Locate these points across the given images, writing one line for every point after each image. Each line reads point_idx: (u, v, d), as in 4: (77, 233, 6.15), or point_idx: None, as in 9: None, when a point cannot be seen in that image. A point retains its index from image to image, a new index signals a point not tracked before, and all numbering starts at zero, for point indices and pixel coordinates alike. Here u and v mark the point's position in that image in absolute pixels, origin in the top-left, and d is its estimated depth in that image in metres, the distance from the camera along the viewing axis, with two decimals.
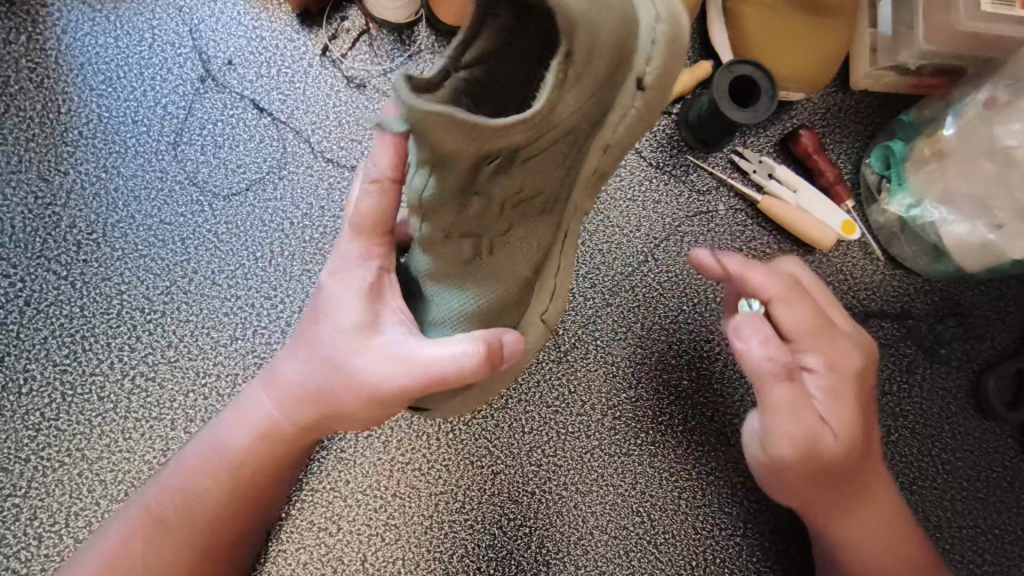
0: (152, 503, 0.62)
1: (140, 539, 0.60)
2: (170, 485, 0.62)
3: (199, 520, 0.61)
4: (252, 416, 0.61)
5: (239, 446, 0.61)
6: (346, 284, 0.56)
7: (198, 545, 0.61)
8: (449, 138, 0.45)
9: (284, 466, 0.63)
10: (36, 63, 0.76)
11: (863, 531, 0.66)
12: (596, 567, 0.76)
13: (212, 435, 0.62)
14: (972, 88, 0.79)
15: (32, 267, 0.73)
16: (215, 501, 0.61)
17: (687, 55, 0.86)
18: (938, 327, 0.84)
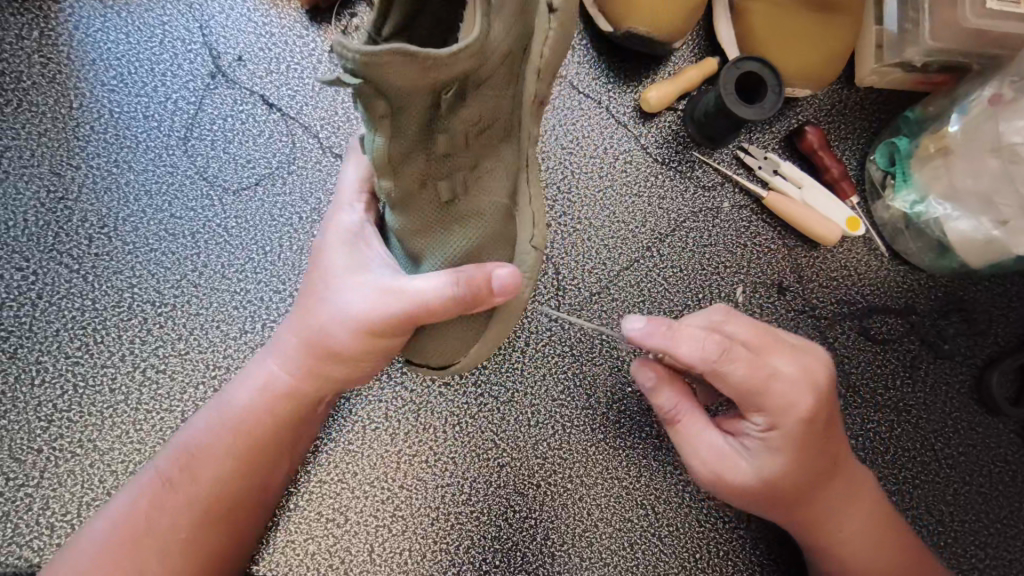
0: (161, 465, 0.63)
1: (148, 500, 0.61)
2: (178, 446, 0.64)
3: (205, 478, 0.62)
4: (257, 380, 0.64)
5: (244, 404, 0.64)
6: (338, 239, 0.64)
7: (204, 507, 0.62)
8: (403, 76, 0.47)
9: (289, 426, 0.65)
10: (48, 59, 0.77)
11: (854, 525, 0.67)
12: (600, 558, 0.77)
13: (220, 400, 0.65)
14: (978, 85, 0.79)
15: (45, 260, 0.74)
16: (220, 459, 0.63)
17: (693, 52, 0.87)
18: (942, 322, 0.84)
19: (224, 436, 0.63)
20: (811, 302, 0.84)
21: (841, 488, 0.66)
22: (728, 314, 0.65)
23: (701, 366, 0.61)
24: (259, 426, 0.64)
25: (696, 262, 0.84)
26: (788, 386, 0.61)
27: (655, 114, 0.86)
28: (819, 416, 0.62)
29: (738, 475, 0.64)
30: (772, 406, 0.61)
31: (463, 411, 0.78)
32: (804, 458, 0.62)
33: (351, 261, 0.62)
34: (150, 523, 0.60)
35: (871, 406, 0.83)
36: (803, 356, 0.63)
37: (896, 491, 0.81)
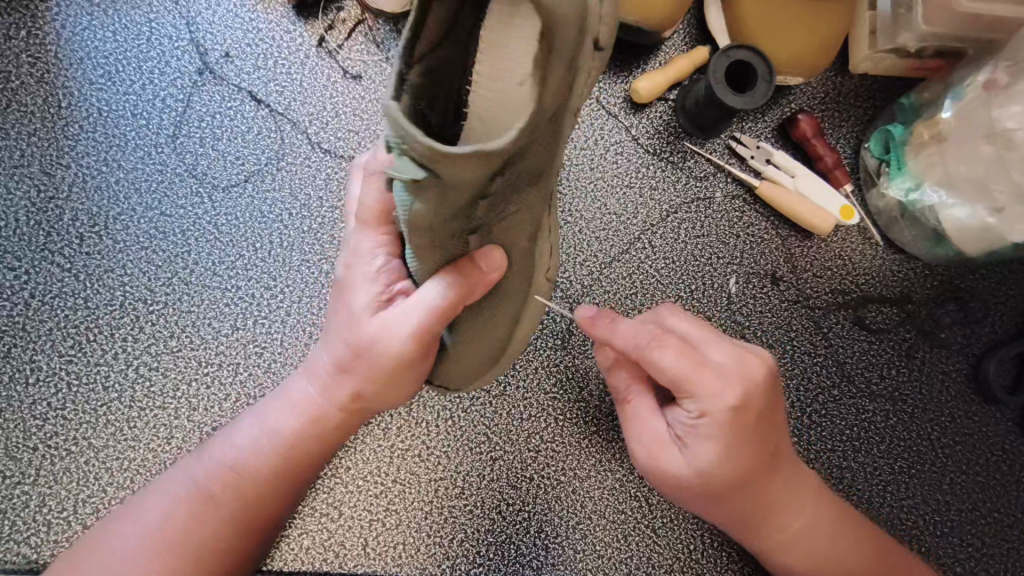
0: (199, 478, 0.63)
1: (185, 513, 0.61)
2: (215, 459, 0.63)
3: (243, 494, 0.63)
4: (291, 399, 0.65)
5: (287, 425, 0.64)
6: (362, 264, 0.63)
7: (241, 518, 0.62)
8: (461, 171, 0.45)
9: (322, 451, 0.66)
10: (36, 58, 0.77)
11: (804, 524, 0.67)
12: (594, 551, 0.77)
13: (259, 415, 0.65)
14: (973, 70, 0.78)
15: (37, 260, 0.74)
16: (263, 478, 0.63)
17: (684, 41, 0.86)
18: (938, 311, 0.84)
19: (267, 456, 0.63)
20: (805, 292, 0.84)
21: (780, 485, 0.65)
22: (673, 320, 0.65)
23: (634, 353, 0.62)
24: (303, 447, 0.64)
25: (689, 253, 0.84)
26: (710, 385, 0.59)
27: (647, 104, 0.85)
28: (750, 407, 0.60)
29: (688, 473, 0.62)
30: (700, 410, 0.60)
31: (456, 406, 0.78)
32: (754, 455, 0.61)
33: (371, 295, 0.62)
34: (189, 532, 0.60)
35: (866, 396, 0.83)
36: (744, 352, 0.62)
37: (891, 481, 0.81)
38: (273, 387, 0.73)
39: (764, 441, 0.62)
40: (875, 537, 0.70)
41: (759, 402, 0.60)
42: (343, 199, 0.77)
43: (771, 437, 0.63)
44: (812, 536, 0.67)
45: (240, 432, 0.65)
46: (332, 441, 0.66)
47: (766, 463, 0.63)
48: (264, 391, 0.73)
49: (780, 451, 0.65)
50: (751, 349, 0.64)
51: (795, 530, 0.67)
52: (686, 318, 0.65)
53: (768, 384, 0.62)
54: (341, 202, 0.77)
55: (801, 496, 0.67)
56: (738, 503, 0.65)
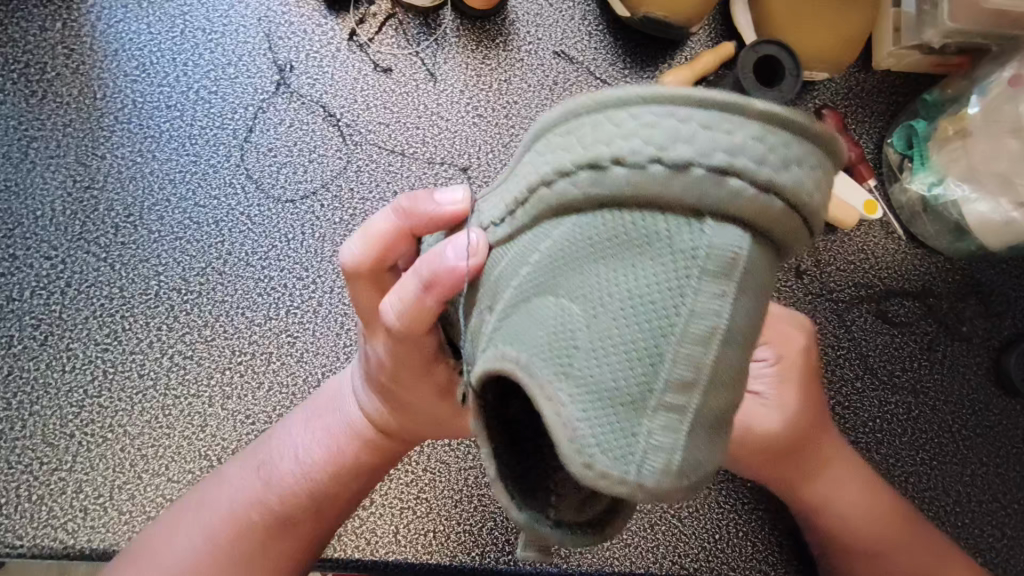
0: (268, 496, 0.61)
1: (263, 527, 0.60)
2: (279, 471, 0.62)
3: (317, 510, 0.62)
4: (348, 420, 0.64)
5: (350, 445, 0.63)
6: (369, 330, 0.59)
7: (314, 530, 0.62)
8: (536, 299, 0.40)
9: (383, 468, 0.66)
10: (72, 50, 0.78)
11: (861, 506, 0.69)
12: (621, 540, 0.78)
13: (319, 433, 0.64)
14: (996, 66, 0.79)
15: (73, 249, 0.75)
16: (333, 496, 0.63)
17: (710, 36, 0.87)
18: (959, 305, 0.85)
19: (327, 470, 0.63)
20: (829, 286, 0.85)
21: (839, 456, 0.69)
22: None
23: None
24: (362, 462, 0.64)
25: None
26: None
27: None
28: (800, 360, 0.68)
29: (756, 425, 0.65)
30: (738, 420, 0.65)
31: None
32: (810, 408, 0.67)
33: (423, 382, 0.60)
34: (266, 548, 0.60)
35: (889, 388, 0.83)
36: (782, 342, 0.68)
37: (914, 473, 0.82)
38: (306, 375, 0.74)
39: (799, 425, 0.66)
40: (934, 536, 0.70)
41: (777, 404, 0.66)
42: (374, 190, 0.78)
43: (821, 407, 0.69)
44: (842, 508, 0.69)
45: (301, 441, 0.64)
46: (391, 457, 0.66)
47: (822, 429, 0.68)
48: (298, 379, 0.74)
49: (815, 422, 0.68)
50: (794, 339, 0.69)
51: (829, 501, 0.69)
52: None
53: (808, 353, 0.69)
54: (372, 193, 0.78)
55: (835, 468, 0.69)
56: (769, 470, 0.68)
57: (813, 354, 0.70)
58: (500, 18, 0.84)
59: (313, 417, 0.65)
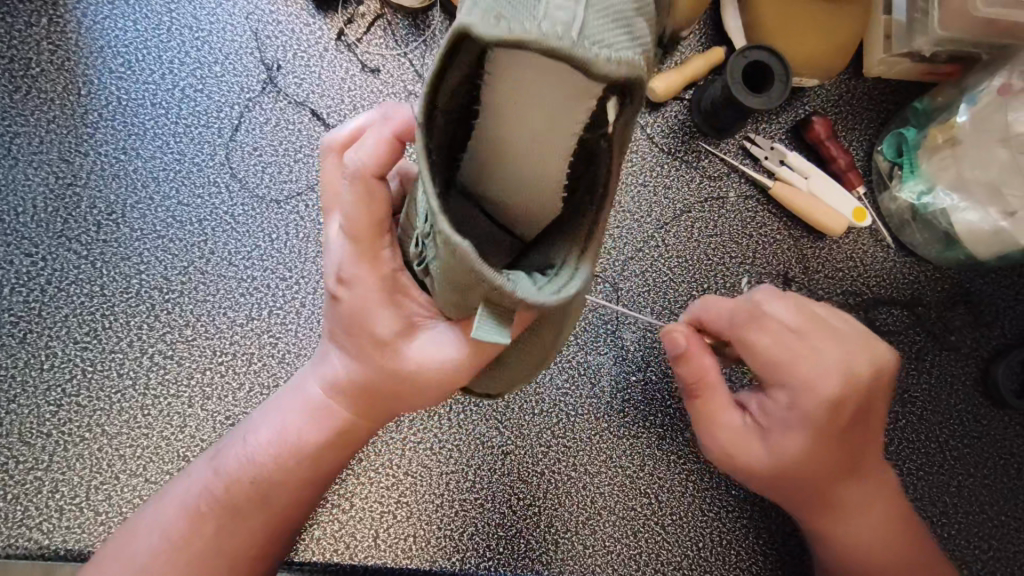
0: (218, 489, 0.61)
1: (214, 523, 0.60)
2: (229, 468, 0.61)
3: (273, 503, 0.62)
4: (306, 405, 0.62)
5: (307, 433, 0.61)
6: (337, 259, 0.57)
7: (272, 524, 0.62)
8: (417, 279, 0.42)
9: (347, 453, 0.65)
10: (57, 46, 0.77)
11: (859, 529, 0.68)
12: (604, 546, 0.77)
13: (275, 424, 0.62)
14: (986, 75, 0.79)
15: (54, 246, 0.74)
16: (288, 489, 0.62)
17: (701, 41, 0.87)
18: (948, 314, 0.84)
19: (284, 464, 0.61)
20: (817, 293, 0.84)
21: (856, 484, 0.67)
22: (747, 323, 0.65)
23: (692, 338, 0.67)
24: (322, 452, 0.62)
25: (701, 252, 0.84)
26: (717, 405, 0.66)
27: (662, 103, 0.86)
28: (845, 397, 0.62)
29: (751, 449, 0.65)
30: (714, 447, 0.67)
31: (468, 399, 0.79)
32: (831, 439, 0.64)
33: (393, 317, 0.56)
34: (221, 542, 0.60)
35: None
36: (818, 365, 0.62)
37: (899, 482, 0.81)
38: (287, 376, 0.73)
39: (806, 453, 0.64)
40: (917, 540, 0.69)
41: (775, 439, 0.64)
42: None
43: (847, 439, 0.64)
44: (851, 530, 0.68)
45: (257, 433, 0.62)
46: (356, 440, 0.64)
47: (842, 458, 0.65)
48: (278, 381, 0.73)
49: (835, 452, 0.64)
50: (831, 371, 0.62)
51: (845, 521, 0.68)
52: (771, 322, 0.64)
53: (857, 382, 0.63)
54: None
55: (847, 485, 0.66)
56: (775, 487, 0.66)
57: (857, 390, 0.63)
58: None
59: (275, 405, 0.64)
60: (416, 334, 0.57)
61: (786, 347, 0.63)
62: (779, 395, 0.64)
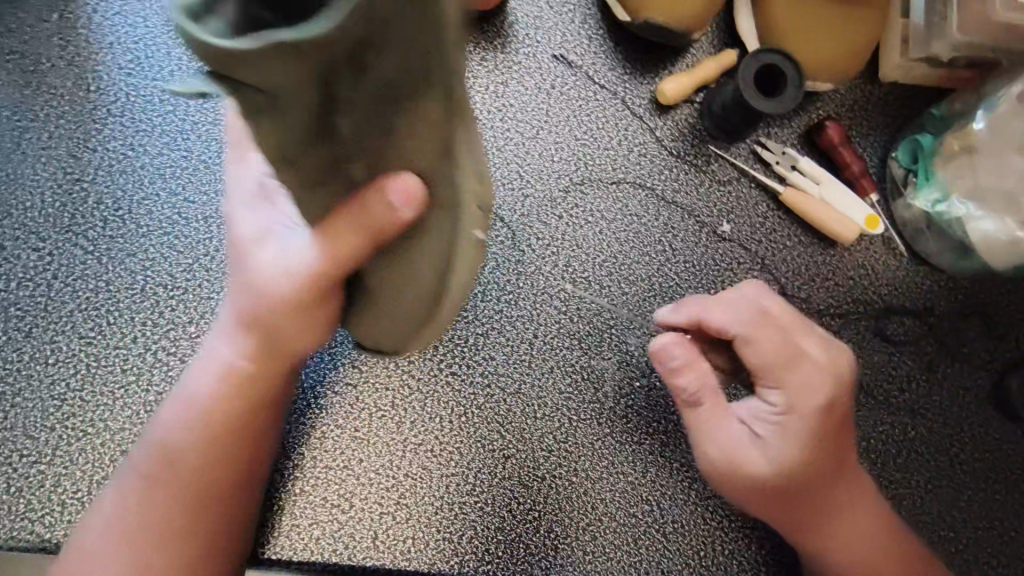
0: (144, 457, 0.65)
1: (133, 492, 0.63)
2: (156, 435, 0.65)
3: (180, 470, 0.63)
4: (208, 366, 0.65)
5: (204, 389, 0.65)
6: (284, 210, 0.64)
7: (189, 500, 0.63)
8: (275, 79, 0.33)
9: (260, 414, 0.66)
10: (68, 42, 0.78)
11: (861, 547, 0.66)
12: (604, 553, 0.76)
13: (179, 390, 0.67)
14: (1005, 81, 0.77)
15: (61, 242, 0.75)
16: (190, 453, 0.64)
17: (712, 43, 0.85)
18: (961, 326, 0.82)
19: (188, 424, 0.64)
20: (827, 301, 0.83)
21: (842, 497, 0.66)
22: (754, 328, 0.66)
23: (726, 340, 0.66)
24: (224, 410, 0.64)
25: (709, 257, 0.83)
26: (716, 413, 0.67)
27: (672, 106, 0.85)
28: (814, 405, 0.64)
29: (746, 460, 0.65)
30: (715, 458, 0.66)
31: (469, 402, 0.78)
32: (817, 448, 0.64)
33: (255, 223, 0.65)
34: (157, 515, 0.62)
35: (886, 408, 0.81)
36: (802, 386, 0.64)
37: (907, 495, 0.79)
38: None
39: (799, 457, 0.64)
40: (860, 495, 0.67)
41: (774, 448, 0.64)
42: None
43: (826, 450, 0.65)
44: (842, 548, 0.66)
45: (189, 387, 0.66)
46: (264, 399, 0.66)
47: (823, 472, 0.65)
48: None
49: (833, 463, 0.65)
50: (817, 391, 0.64)
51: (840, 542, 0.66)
52: (773, 326, 0.66)
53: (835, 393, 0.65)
54: None
55: (831, 496, 0.66)
56: (750, 505, 0.66)
57: (841, 400, 0.65)
58: (499, 19, 0.85)
59: (187, 376, 0.68)
60: (264, 252, 0.63)
61: (771, 353, 0.65)
62: (773, 402, 0.66)
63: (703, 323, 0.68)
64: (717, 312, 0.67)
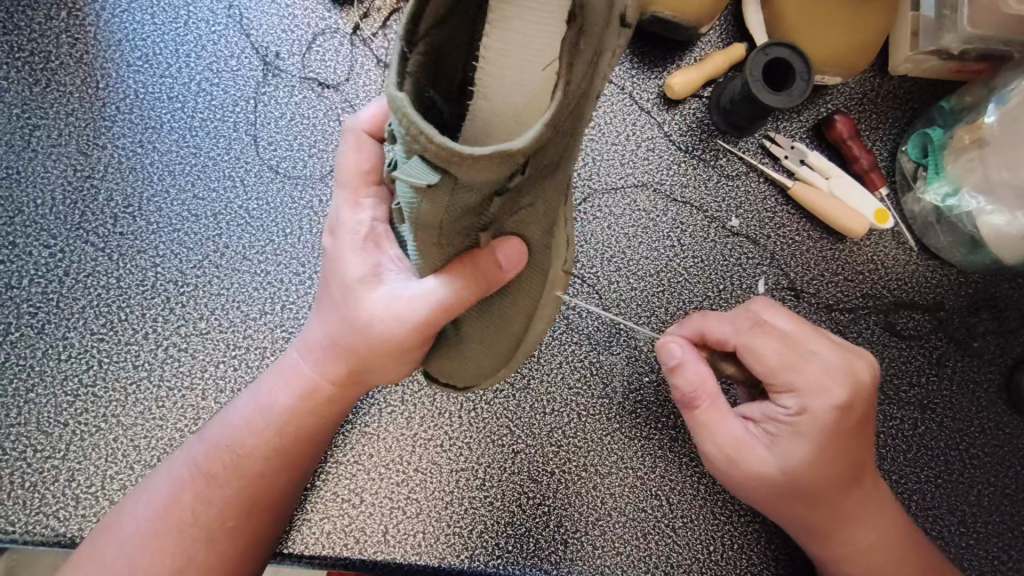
0: (201, 459, 0.63)
1: (190, 492, 0.62)
2: (216, 439, 0.64)
3: (243, 473, 0.62)
4: (285, 374, 0.64)
5: (277, 401, 0.63)
6: (347, 233, 0.62)
7: (245, 502, 0.62)
8: (484, 172, 0.44)
9: (324, 422, 0.65)
10: (77, 39, 0.78)
11: (877, 552, 0.67)
12: (613, 548, 0.77)
13: (253, 392, 0.65)
14: (1017, 74, 0.77)
15: (72, 238, 0.75)
16: (258, 457, 0.63)
17: (720, 37, 0.85)
18: (971, 319, 0.82)
19: (262, 436, 0.63)
20: (836, 296, 0.83)
21: (858, 497, 0.66)
22: (751, 332, 0.65)
23: (733, 341, 0.66)
24: (298, 429, 0.64)
25: (718, 252, 0.83)
26: (717, 414, 0.64)
27: (680, 100, 0.84)
28: (852, 408, 0.62)
29: (754, 461, 0.63)
30: (713, 452, 0.65)
31: (479, 397, 0.78)
32: (841, 455, 0.62)
33: (365, 263, 0.61)
34: (211, 519, 0.61)
35: (895, 402, 0.81)
36: (811, 388, 0.62)
37: (917, 490, 0.79)
38: None
39: (813, 459, 0.62)
40: (876, 500, 0.67)
41: (783, 448, 0.62)
42: None
43: (854, 455, 0.64)
44: (864, 547, 0.67)
45: (262, 395, 0.64)
46: (337, 409, 0.65)
47: (848, 477, 0.64)
48: None
49: (854, 469, 0.64)
50: (828, 388, 0.62)
51: (857, 542, 0.66)
52: (773, 330, 0.65)
53: (869, 395, 0.64)
54: None
55: (854, 498, 0.65)
56: (775, 506, 0.65)
57: (862, 394, 0.63)
58: None
59: (257, 382, 0.66)
60: (381, 287, 0.60)
61: (779, 352, 0.63)
62: (785, 401, 0.63)
63: (704, 334, 0.68)
64: (714, 321, 0.68)
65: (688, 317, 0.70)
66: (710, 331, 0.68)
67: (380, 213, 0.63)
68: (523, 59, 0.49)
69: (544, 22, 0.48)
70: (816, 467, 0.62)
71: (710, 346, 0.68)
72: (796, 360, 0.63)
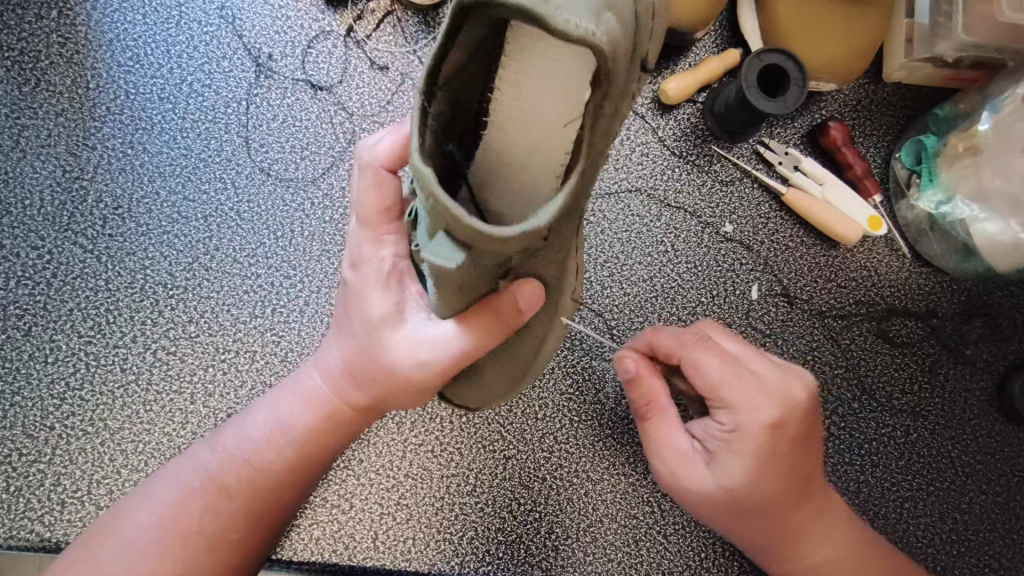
0: (214, 469, 0.62)
1: (201, 502, 0.61)
2: (230, 452, 0.62)
3: (256, 486, 0.62)
4: (301, 393, 0.63)
5: (298, 420, 0.63)
6: (371, 271, 0.59)
7: (253, 516, 0.62)
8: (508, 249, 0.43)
9: (339, 442, 0.65)
10: (67, 38, 0.77)
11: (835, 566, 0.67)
12: (604, 554, 0.76)
13: (271, 407, 0.64)
14: (1010, 82, 0.77)
15: (60, 240, 0.74)
16: (273, 473, 0.62)
17: (715, 42, 0.85)
18: (964, 327, 0.82)
19: (282, 454, 0.62)
20: (829, 303, 0.82)
21: (809, 513, 0.65)
22: (694, 346, 0.63)
23: (677, 353, 0.64)
24: (314, 447, 0.63)
25: (711, 258, 0.83)
26: (662, 429, 0.64)
27: (675, 105, 0.84)
28: (787, 427, 0.61)
29: (695, 480, 0.63)
30: (660, 468, 0.65)
31: None
32: (784, 474, 0.62)
33: (387, 301, 0.59)
34: (220, 531, 0.60)
35: (887, 410, 0.81)
36: (743, 406, 0.60)
37: (908, 497, 0.79)
38: None
39: (751, 479, 0.61)
40: (830, 516, 0.67)
41: (721, 466, 0.61)
42: None
43: (801, 472, 0.63)
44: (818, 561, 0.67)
45: (280, 413, 0.63)
46: (353, 431, 0.65)
47: (796, 494, 0.63)
48: None
49: (803, 486, 0.64)
50: (758, 407, 0.60)
51: (814, 556, 0.67)
52: (716, 346, 0.63)
53: (808, 412, 0.62)
54: None
55: (805, 514, 0.65)
56: (730, 523, 0.65)
57: (796, 414, 0.61)
58: None
59: (272, 394, 0.65)
60: (402, 323, 0.59)
61: (715, 369, 0.62)
62: (719, 419, 0.62)
63: (653, 346, 0.66)
64: (664, 332, 0.66)
65: (645, 329, 0.68)
66: (657, 342, 0.66)
67: (403, 250, 0.60)
68: (540, 93, 0.46)
69: (570, 66, 0.45)
70: (759, 486, 0.61)
71: (659, 359, 0.67)
72: (731, 378, 0.61)
